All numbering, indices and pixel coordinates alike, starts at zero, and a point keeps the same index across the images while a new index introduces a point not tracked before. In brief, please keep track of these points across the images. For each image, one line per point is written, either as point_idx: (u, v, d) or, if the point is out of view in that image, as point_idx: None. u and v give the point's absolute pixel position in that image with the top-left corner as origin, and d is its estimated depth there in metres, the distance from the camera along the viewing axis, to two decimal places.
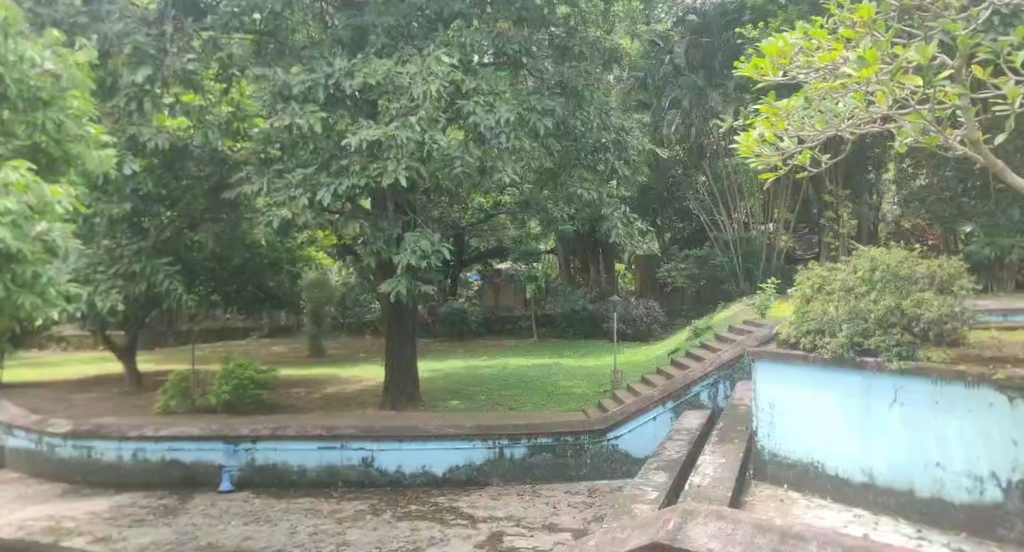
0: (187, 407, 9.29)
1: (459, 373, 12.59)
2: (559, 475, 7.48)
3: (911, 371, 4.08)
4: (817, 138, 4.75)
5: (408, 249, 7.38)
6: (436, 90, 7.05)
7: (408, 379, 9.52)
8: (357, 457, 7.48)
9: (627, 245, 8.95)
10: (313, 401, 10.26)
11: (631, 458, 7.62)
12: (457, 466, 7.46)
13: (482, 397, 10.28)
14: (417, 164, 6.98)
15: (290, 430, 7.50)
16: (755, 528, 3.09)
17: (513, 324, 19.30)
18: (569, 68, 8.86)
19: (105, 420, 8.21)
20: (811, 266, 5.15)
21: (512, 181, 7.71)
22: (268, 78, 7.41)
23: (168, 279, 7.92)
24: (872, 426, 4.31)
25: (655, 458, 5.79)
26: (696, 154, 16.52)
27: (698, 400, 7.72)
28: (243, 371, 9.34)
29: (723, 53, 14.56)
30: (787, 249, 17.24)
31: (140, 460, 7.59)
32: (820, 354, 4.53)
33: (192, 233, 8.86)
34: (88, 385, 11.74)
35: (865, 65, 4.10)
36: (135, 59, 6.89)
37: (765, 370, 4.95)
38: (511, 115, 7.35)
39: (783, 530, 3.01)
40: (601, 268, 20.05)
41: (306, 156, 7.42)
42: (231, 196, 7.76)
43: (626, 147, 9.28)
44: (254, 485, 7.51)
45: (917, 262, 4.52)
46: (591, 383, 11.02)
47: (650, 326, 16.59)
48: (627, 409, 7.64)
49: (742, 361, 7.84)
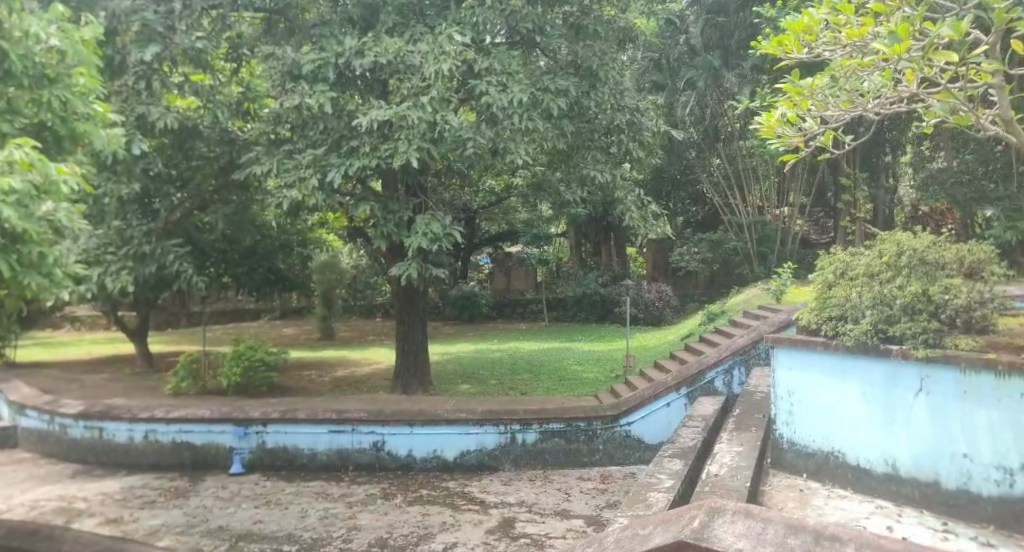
0: (198, 389, 9.27)
1: (470, 357, 12.53)
2: (571, 461, 7.40)
3: (939, 360, 3.96)
4: (841, 118, 4.62)
5: (418, 232, 7.28)
6: (448, 69, 6.88)
7: (418, 363, 9.45)
8: (367, 441, 7.43)
9: (640, 229, 8.80)
10: (324, 384, 10.23)
11: (644, 444, 7.50)
12: (468, 451, 7.40)
13: (493, 382, 10.21)
14: (429, 145, 6.85)
15: (300, 414, 7.45)
16: (786, 528, 3.00)
17: (523, 308, 19.19)
18: (585, 48, 8.53)
19: (116, 401, 8.20)
20: (833, 251, 5.01)
21: (524, 163, 7.56)
22: (276, 57, 7.22)
23: (178, 261, 7.85)
24: (896, 416, 4.20)
25: (669, 446, 5.70)
26: (711, 137, 16.31)
27: (712, 386, 7.60)
28: (254, 354, 9.30)
29: (741, 32, 14.34)
30: (801, 234, 17.04)
31: (151, 442, 7.56)
32: (842, 341, 4.41)
33: (201, 215, 8.79)
34: (100, 366, 11.74)
35: (897, 41, 3.91)
36: (143, 37, 6.79)
37: (784, 357, 4.84)
38: (524, 96, 7.21)
39: (816, 531, 2.95)
40: (613, 251, 19.90)
41: (316, 137, 7.26)
42: (240, 177, 7.67)
43: (641, 129, 9.12)
44: (264, 467, 7.48)
45: (945, 247, 4.37)
46: (602, 368, 10.93)
47: (662, 312, 16.44)
48: (639, 395, 7.51)
49: (757, 348, 7.68)
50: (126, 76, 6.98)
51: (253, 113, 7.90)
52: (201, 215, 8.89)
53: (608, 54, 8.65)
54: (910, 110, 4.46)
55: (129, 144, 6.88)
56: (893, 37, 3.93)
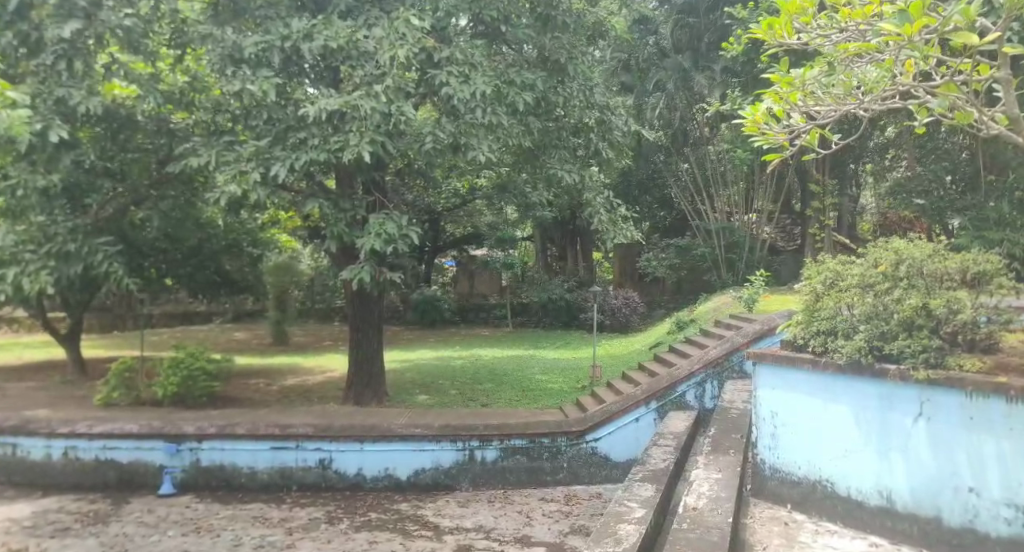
0: (132, 399, 8.59)
1: (429, 365, 11.95)
2: (534, 479, 6.89)
3: (941, 382, 3.54)
4: (829, 114, 4.27)
5: (371, 232, 6.69)
6: (405, 55, 6.40)
7: (372, 373, 8.85)
8: (313, 458, 6.84)
9: (609, 234, 8.22)
10: (271, 394, 9.58)
11: (611, 462, 7.02)
12: (423, 470, 6.86)
13: (452, 392, 9.68)
14: (383, 138, 6.31)
15: (239, 429, 6.84)
16: None
17: (487, 313, 18.67)
18: (552, 41, 8.12)
19: (37, 415, 7.47)
20: (822, 259, 4.58)
21: (487, 160, 7.00)
22: (215, 39, 6.59)
23: (107, 261, 6.99)
24: (892, 443, 3.77)
25: (641, 469, 5.24)
26: (680, 140, 16.02)
27: (684, 400, 7.16)
28: (195, 361, 8.64)
29: (711, 35, 14.02)
30: (769, 241, 16.78)
31: (71, 460, 6.86)
32: (832, 358, 4.00)
33: (136, 211, 8.09)
34: (29, 372, 10.90)
35: (909, 21, 3.45)
36: (61, 11, 6.13)
37: (768, 374, 4.41)
38: (488, 88, 6.72)
39: None
40: (580, 257, 19.49)
41: (259, 127, 6.64)
42: (176, 170, 7.00)
43: (611, 129, 8.70)
44: (198, 488, 6.85)
45: (947, 256, 3.90)
46: (568, 378, 10.47)
47: (629, 319, 16.07)
48: (607, 410, 7.05)
49: (731, 360, 7.26)
50: (44, 56, 6.30)
51: (196, 103, 7.29)
52: (135, 213, 8.21)
53: (576, 48, 8.25)
54: (906, 106, 4.06)
55: (45, 131, 6.22)
56: (903, 16, 3.47)
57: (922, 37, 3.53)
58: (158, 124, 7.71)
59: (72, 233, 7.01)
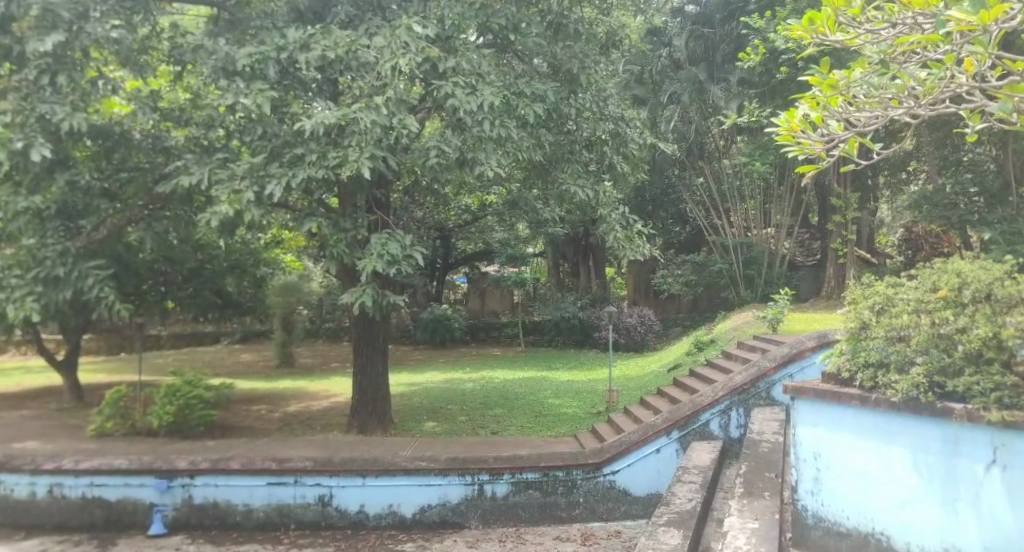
0: (127, 429, 8.21)
1: (437, 389, 11.50)
2: (547, 516, 6.41)
3: (1020, 424, 3.13)
4: (869, 122, 3.92)
5: (373, 253, 6.26)
6: (406, 65, 6.01)
7: (377, 399, 8.41)
8: (312, 494, 6.41)
9: (625, 253, 7.66)
10: (273, 421, 9.17)
11: (630, 497, 6.54)
12: (429, 506, 6.41)
13: (461, 418, 9.23)
14: (384, 153, 5.91)
15: (234, 463, 6.43)
16: None
17: (498, 331, 18.17)
18: (563, 48, 7.70)
19: (24, 450, 7.08)
20: (867, 281, 4.18)
21: (496, 175, 6.56)
22: (206, 50, 6.24)
23: (97, 286, 6.48)
24: (959, 492, 3.35)
25: (665, 511, 4.76)
26: (695, 153, 15.61)
27: (707, 430, 6.68)
28: (192, 389, 8.25)
29: (727, 45, 13.74)
30: (789, 256, 16.27)
31: (57, 498, 6.47)
32: (884, 395, 3.62)
33: (131, 232, 7.71)
34: (26, 401, 10.56)
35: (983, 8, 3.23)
36: (44, 23, 5.87)
37: (808, 411, 4.05)
38: (496, 99, 6.31)
39: None
40: (592, 273, 19.10)
41: (255, 142, 6.26)
42: (168, 188, 6.63)
43: (626, 141, 8.29)
44: (191, 527, 6.44)
45: (1016, 278, 3.50)
46: (583, 402, 10.02)
47: (645, 337, 15.60)
48: (626, 441, 6.58)
49: (758, 386, 6.74)
50: (27, 71, 5.96)
51: (192, 120, 6.97)
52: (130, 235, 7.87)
53: (589, 57, 7.84)
54: (962, 111, 3.66)
55: (28, 150, 5.87)
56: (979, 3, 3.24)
57: (994, 29, 3.27)
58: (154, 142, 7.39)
59: (61, 257, 6.52)
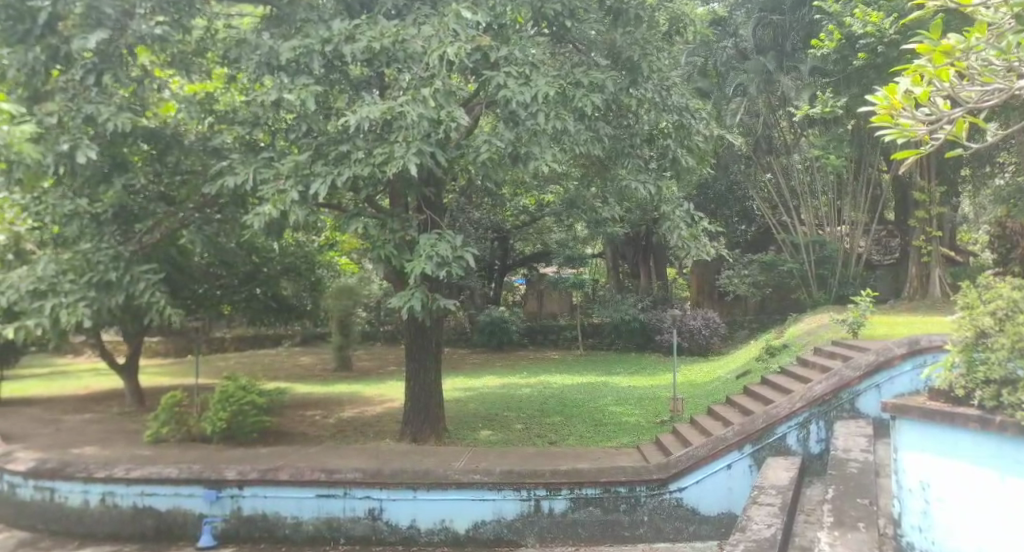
0: (181, 435, 8.12)
1: (493, 394, 11.16)
2: (609, 535, 5.97)
3: None
4: (984, 98, 3.62)
5: (422, 255, 5.92)
6: (454, 54, 5.62)
7: (429, 407, 8.09)
8: (362, 508, 6.12)
9: (691, 251, 7.17)
10: (326, 427, 8.99)
11: (698, 516, 6.04)
12: (483, 523, 6.04)
13: (518, 426, 8.85)
14: (432, 148, 5.55)
15: (283, 474, 6.20)
16: None
17: (556, 334, 17.74)
18: (624, 35, 7.26)
19: (79, 457, 7.02)
20: (991, 283, 3.91)
21: (552, 171, 6.15)
22: (252, 45, 6.04)
23: (149, 291, 6.34)
24: None
25: (741, 539, 4.26)
26: (762, 148, 14.95)
27: (785, 445, 6.11)
28: (245, 394, 8.09)
29: (797, 33, 13.01)
30: (865, 256, 15.36)
31: (108, 507, 6.35)
32: (1010, 418, 3.26)
33: (184, 235, 7.61)
34: (90, 404, 10.66)
35: None
36: (88, 21, 5.72)
37: (918, 433, 3.74)
38: (550, 89, 5.90)
39: None
40: (653, 273, 18.53)
41: (301, 140, 6.03)
42: (215, 190, 6.45)
43: (691, 133, 7.72)
44: (239, 540, 6.23)
45: None
46: (645, 410, 9.50)
47: (709, 341, 14.94)
48: (694, 454, 6.10)
49: (841, 398, 6.13)
50: (73, 71, 5.83)
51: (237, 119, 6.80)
52: (183, 238, 7.77)
53: (651, 44, 7.34)
54: None
55: (75, 152, 5.72)
56: None
57: None
58: (205, 144, 7.24)
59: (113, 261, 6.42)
